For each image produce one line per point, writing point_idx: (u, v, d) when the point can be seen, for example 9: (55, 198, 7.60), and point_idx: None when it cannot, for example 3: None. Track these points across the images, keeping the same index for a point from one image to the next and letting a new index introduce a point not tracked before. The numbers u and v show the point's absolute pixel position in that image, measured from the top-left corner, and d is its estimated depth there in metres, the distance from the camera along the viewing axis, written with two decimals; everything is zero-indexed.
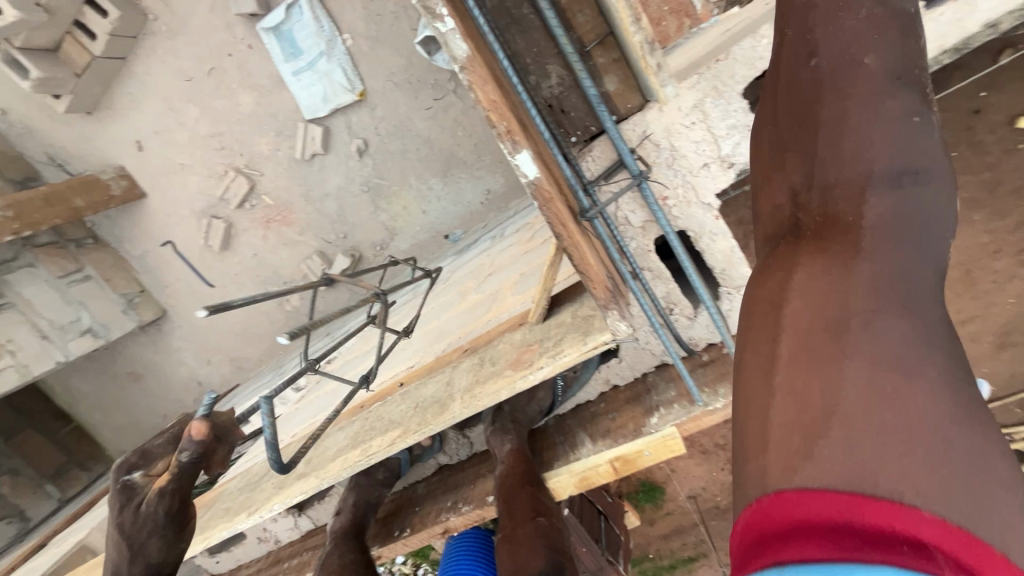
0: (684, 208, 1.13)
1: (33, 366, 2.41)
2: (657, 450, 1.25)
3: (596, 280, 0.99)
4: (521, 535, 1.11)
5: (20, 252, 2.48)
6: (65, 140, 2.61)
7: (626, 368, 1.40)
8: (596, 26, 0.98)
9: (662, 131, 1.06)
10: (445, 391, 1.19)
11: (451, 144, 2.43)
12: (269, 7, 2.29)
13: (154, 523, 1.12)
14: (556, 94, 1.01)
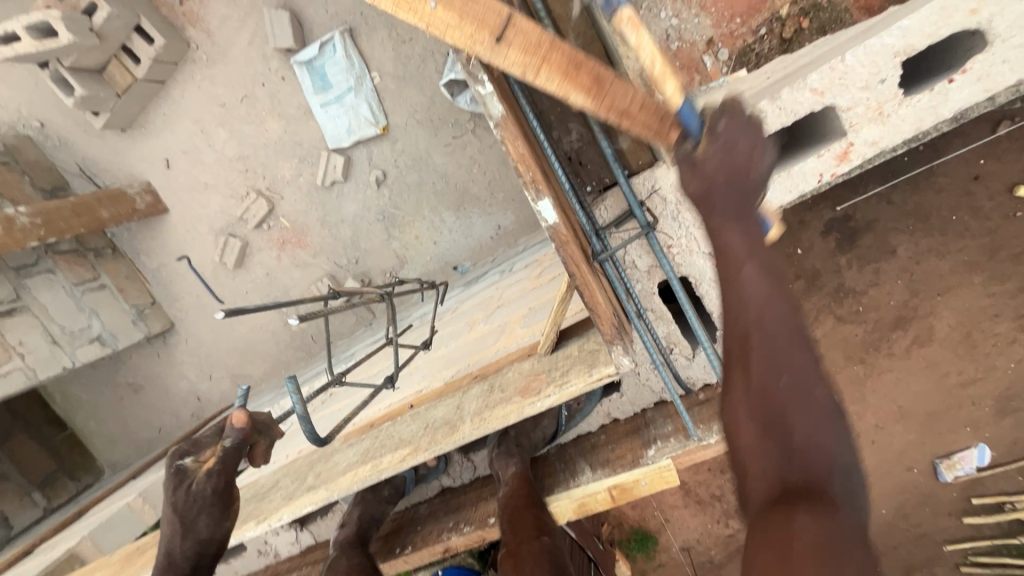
0: (687, 258, 1.17)
1: (39, 371, 2.41)
2: (653, 481, 1.24)
3: (603, 317, 1.02)
4: (526, 551, 1.17)
5: (41, 258, 2.52)
6: (97, 155, 2.73)
7: (627, 403, 1.44)
8: (613, 88, 1.12)
9: (669, 187, 1.10)
10: (454, 414, 1.20)
11: (466, 180, 2.53)
12: (305, 43, 2.44)
13: (202, 503, 1.13)
14: (575, 148, 1.13)
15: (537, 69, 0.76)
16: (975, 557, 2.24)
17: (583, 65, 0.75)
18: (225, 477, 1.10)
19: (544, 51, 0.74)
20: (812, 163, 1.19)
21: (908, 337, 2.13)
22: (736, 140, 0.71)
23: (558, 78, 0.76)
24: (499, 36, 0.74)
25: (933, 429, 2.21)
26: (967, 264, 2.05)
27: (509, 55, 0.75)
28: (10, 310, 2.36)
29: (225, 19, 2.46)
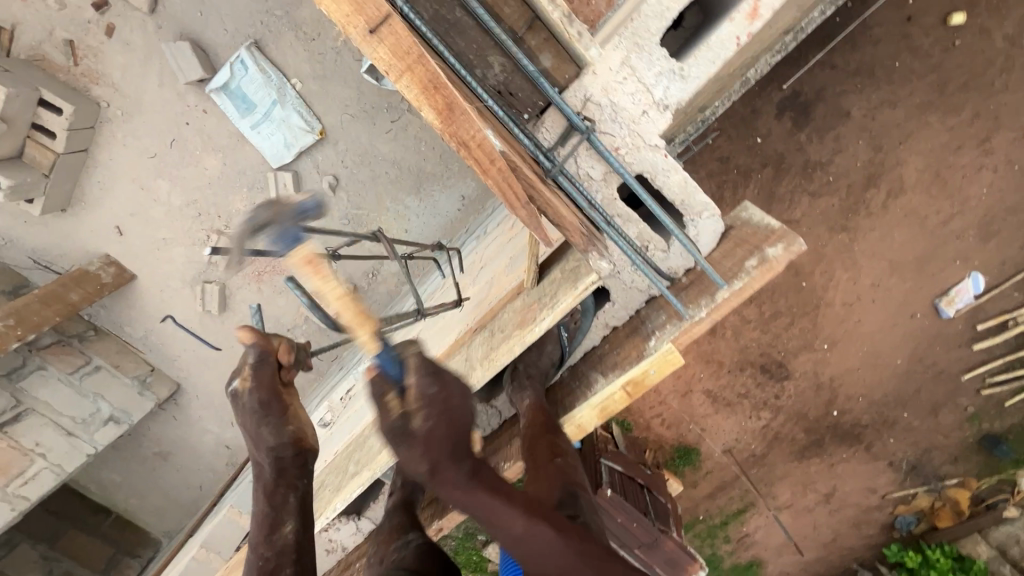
0: (636, 154, 1.19)
1: (65, 463, 2.52)
2: (659, 367, 1.32)
3: (572, 230, 1.05)
4: (540, 478, 1.26)
5: (27, 358, 2.53)
6: (46, 242, 2.66)
7: (620, 309, 1.49)
8: (522, 13, 1.08)
9: (599, 91, 1.13)
10: (465, 365, 1.39)
11: (418, 161, 2.50)
12: (214, 69, 2.36)
13: (258, 415, 1.13)
14: (502, 80, 1.10)
15: (400, 72, 0.94)
16: (991, 378, 2.61)
17: (439, 89, 0.94)
18: (268, 383, 1.13)
19: (412, 60, 0.93)
20: (728, 27, 1.10)
21: (881, 192, 2.43)
22: (448, 409, 0.89)
23: (416, 87, 0.94)
24: (370, 31, 0.92)
25: (927, 272, 2.51)
26: (921, 106, 2.34)
27: (379, 50, 0.93)
28: (17, 415, 2.44)
29: (126, 66, 2.38)
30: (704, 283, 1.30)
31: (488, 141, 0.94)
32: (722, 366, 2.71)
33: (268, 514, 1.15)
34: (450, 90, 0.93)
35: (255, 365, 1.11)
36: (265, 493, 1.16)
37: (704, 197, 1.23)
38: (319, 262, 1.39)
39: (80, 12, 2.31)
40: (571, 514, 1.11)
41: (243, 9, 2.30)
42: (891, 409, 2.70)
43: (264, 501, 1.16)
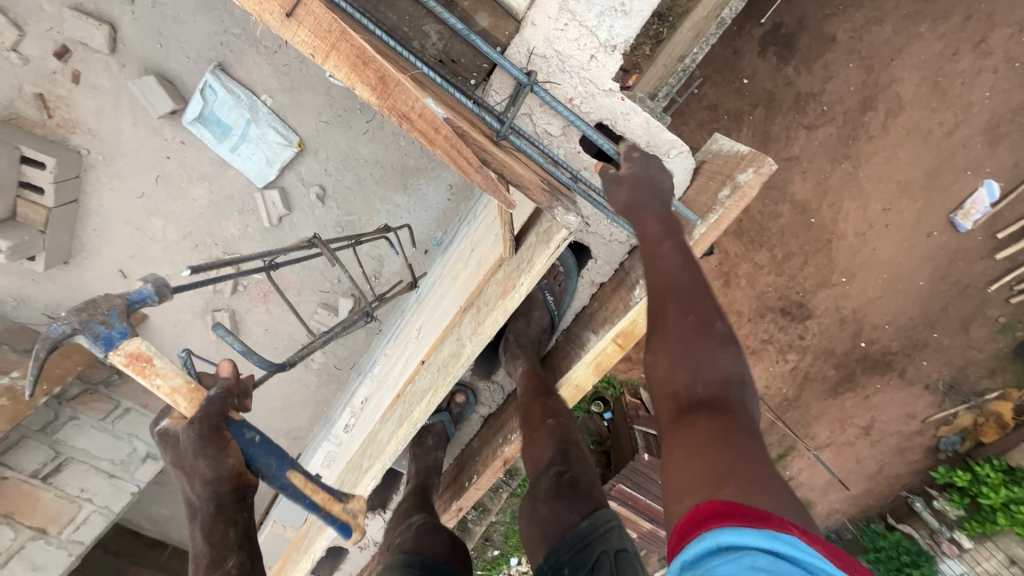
0: (591, 102, 1.17)
1: (112, 504, 2.52)
2: (648, 314, 1.28)
3: (533, 187, 1.03)
4: (536, 438, 1.36)
5: (59, 410, 2.63)
6: (56, 296, 2.71)
7: (604, 264, 1.47)
8: None
9: (542, 42, 1.11)
10: (457, 345, 1.36)
11: (401, 158, 2.49)
12: (186, 99, 2.36)
13: (193, 447, 1.04)
14: (442, 48, 1.10)
15: (326, 52, 0.92)
16: (1019, 285, 2.53)
17: (368, 63, 0.91)
18: (214, 416, 1.04)
19: (335, 38, 0.91)
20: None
21: (880, 113, 2.35)
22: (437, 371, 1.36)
23: (345, 66, 0.92)
24: (286, 12, 0.89)
25: (939, 188, 2.43)
26: (908, 17, 2.25)
27: (299, 32, 0.91)
28: (60, 464, 2.48)
29: (98, 110, 2.39)
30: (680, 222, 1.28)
31: (428, 109, 0.92)
32: (741, 316, 2.67)
33: (208, 554, 1.12)
34: (379, 62, 0.90)
35: (208, 399, 1.04)
36: (204, 531, 1.13)
37: (669, 134, 1.19)
38: (150, 361, 1.04)
39: (45, 64, 2.32)
40: (558, 472, 1.30)
41: (203, 33, 2.29)
42: (920, 331, 2.65)
43: (203, 541, 1.13)
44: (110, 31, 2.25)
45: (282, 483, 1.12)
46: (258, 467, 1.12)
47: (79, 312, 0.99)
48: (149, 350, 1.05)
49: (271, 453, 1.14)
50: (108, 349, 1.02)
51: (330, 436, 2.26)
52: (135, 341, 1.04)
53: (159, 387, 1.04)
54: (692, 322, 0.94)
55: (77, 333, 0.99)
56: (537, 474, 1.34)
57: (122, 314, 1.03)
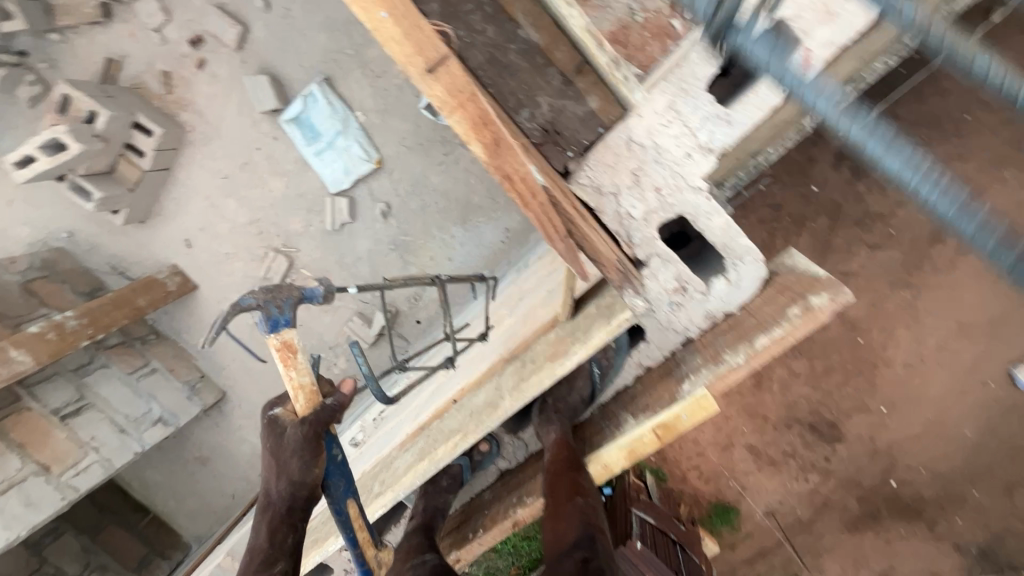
0: (677, 195, 1.18)
1: (114, 459, 2.57)
2: (691, 412, 1.29)
3: (608, 264, 1.21)
4: (562, 512, 1.31)
5: (94, 355, 2.76)
6: (125, 250, 2.90)
7: (655, 349, 1.50)
8: (573, 58, 1.15)
9: (643, 132, 1.13)
10: (495, 394, 1.39)
11: (466, 193, 2.59)
12: (289, 101, 2.56)
13: (293, 447, 1.15)
14: (550, 118, 1.15)
15: (454, 109, 1.01)
16: None
17: (489, 126, 1.00)
18: (321, 425, 1.16)
19: (465, 99, 0.99)
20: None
21: (950, 249, 2.27)
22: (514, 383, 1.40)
23: (468, 125, 1.02)
24: (428, 70, 0.99)
25: (1004, 338, 2.31)
26: (992, 161, 2.20)
27: (436, 89, 1.01)
28: (80, 408, 2.56)
29: (211, 95, 2.61)
30: (744, 328, 1.26)
31: (531, 178, 1.02)
32: (767, 421, 2.58)
33: (268, 551, 1.22)
34: (498, 128, 0.99)
35: (322, 405, 1.18)
36: (269, 528, 1.23)
37: (747, 241, 1.21)
38: (296, 354, 1.13)
39: (179, 47, 2.58)
40: (585, 556, 1.15)
41: (319, 47, 2.50)
42: (959, 485, 2.47)
43: (266, 536, 1.23)
44: (242, 31, 2.50)
45: (339, 508, 1.24)
46: (329, 484, 1.24)
47: (267, 292, 1.08)
48: (299, 344, 1.14)
49: (343, 476, 1.25)
50: (270, 330, 1.10)
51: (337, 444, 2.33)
52: (293, 332, 1.12)
53: (290, 379, 1.14)
54: None
55: (257, 308, 1.07)
56: (560, 555, 1.20)
57: (294, 304, 1.11)
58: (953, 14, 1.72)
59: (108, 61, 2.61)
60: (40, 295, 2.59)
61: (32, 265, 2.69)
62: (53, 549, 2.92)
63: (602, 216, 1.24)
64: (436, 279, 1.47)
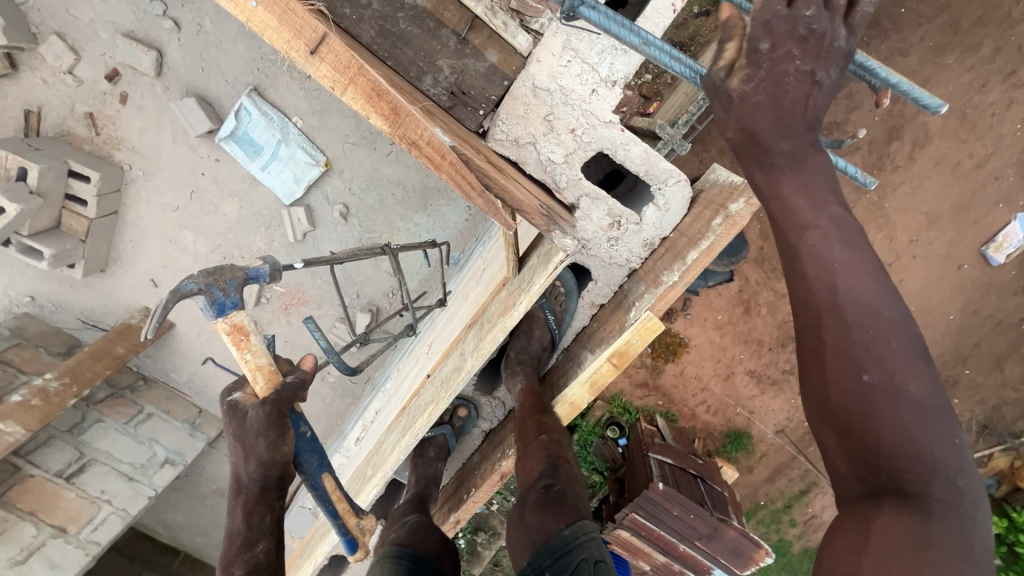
0: (592, 132, 1.21)
1: (130, 507, 2.57)
2: (641, 335, 1.30)
3: (531, 211, 1.13)
4: (530, 451, 1.43)
5: (85, 412, 2.72)
6: (91, 303, 2.85)
7: (604, 286, 1.49)
8: (461, 17, 1.12)
9: (546, 75, 1.15)
10: (459, 361, 1.41)
11: (422, 178, 2.57)
12: (222, 119, 2.49)
13: (257, 427, 1.17)
14: (454, 79, 1.16)
15: (345, 85, 1.00)
16: None
17: (382, 95, 0.98)
18: (285, 402, 1.18)
19: (352, 73, 0.98)
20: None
21: (907, 144, 2.28)
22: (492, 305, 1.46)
23: (361, 98, 1.00)
24: (311, 52, 0.98)
25: (967, 221, 2.38)
26: (935, 49, 2.15)
27: (322, 68, 0.99)
28: (83, 465, 2.56)
29: (141, 128, 2.54)
30: (677, 248, 1.30)
31: (436, 138, 0.98)
32: (762, 344, 2.65)
33: (245, 531, 1.23)
34: (394, 96, 0.98)
35: (283, 384, 1.18)
36: (244, 510, 1.22)
37: (667, 164, 1.23)
38: (248, 336, 1.14)
39: (96, 85, 2.48)
40: (547, 483, 1.35)
41: (242, 59, 2.42)
42: (950, 368, 2.58)
43: (241, 518, 1.23)
44: (157, 56, 2.41)
45: (315, 484, 1.27)
46: (302, 461, 1.26)
47: (208, 275, 1.06)
48: (250, 326, 1.14)
49: (313, 451, 1.28)
50: (217, 314, 1.09)
51: (341, 448, 2.33)
52: (242, 313, 1.12)
53: (247, 362, 1.15)
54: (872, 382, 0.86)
55: (200, 293, 1.06)
56: (528, 485, 1.39)
57: (239, 286, 1.10)
58: None
59: (27, 113, 2.51)
60: (15, 363, 2.55)
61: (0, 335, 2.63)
62: None
63: (526, 167, 1.25)
64: (389, 248, 1.49)
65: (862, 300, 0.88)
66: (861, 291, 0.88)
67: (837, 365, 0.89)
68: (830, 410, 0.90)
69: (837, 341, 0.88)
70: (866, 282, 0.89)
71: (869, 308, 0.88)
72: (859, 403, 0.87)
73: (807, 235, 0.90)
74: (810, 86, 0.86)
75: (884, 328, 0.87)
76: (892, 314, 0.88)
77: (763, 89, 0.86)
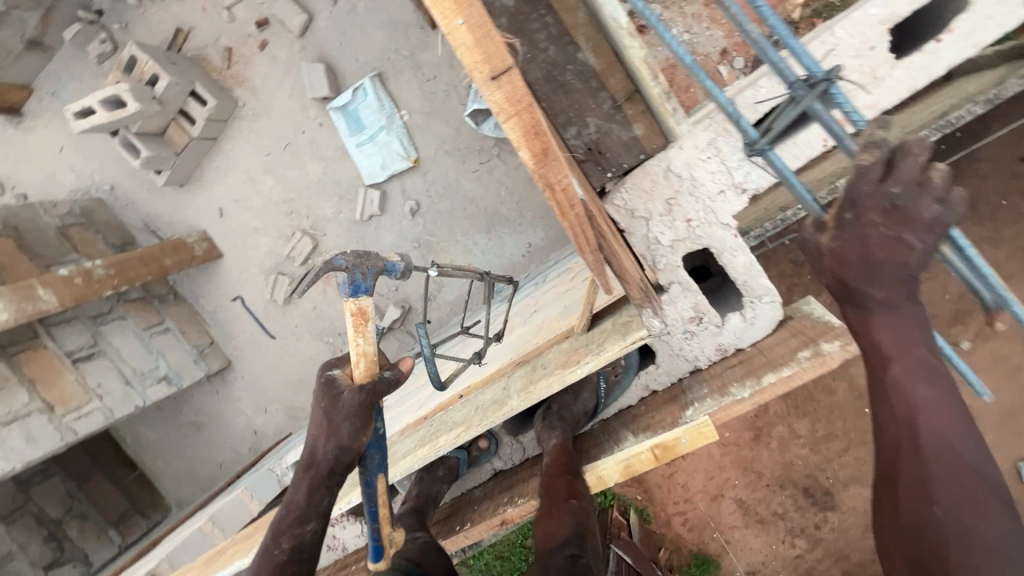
0: (707, 230, 1.26)
1: (116, 410, 2.62)
2: (692, 438, 1.28)
3: (634, 283, 1.25)
4: (557, 511, 1.33)
5: (114, 306, 2.82)
6: (160, 210, 3.00)
7: (663, 372, 1.53)
8: (623, 86, 1.20)
9: (682, 163, 1.20)
10: (502, 393, 1.43)
11: (495, 203, 2.64)
12: (340, 91, 2.64)
13: (347, 410, 1.15)
14: (594, 138, 1.20)
15: (510, 115, 1.00)
16: None
17: (539, 135, 1.01)
18: (376, 394, 1.17)
19: (521, 107, 0.99)
20: (817, 129, 1.16)
21: (971, 331, 2.19)
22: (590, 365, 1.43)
23: (520, 132, 1.01)
24: (491, 76, 0.97)
25: (1012, 430, 2.27)
26: None
27: (496, 94, 0.99)
28: (92, 353, 2.63)
29: (267, 75, 2.72)
30: (752, 365, 1.32)
31: (572, 189, 1.05)
32: (761, 477, 2.54)
33: (304, 508, 1.20)
34: (548, 137, 1.01)
35: (379, 376, 1.18)
36: (308, 487, 1.20)
37: (766, 282, 1.29)
38: (367, 321, 1.14)
39: (245, 27, 2.69)
40: (575, 553, 1.20)
41: (376, 45, 2.58)
42: None
43: (303, 493, 1.20)
44: (307, 20, 2.60)
45: (369, 481, 1.19)
46: (367, 455, 1.19)
47: (357, 256, 1.13)
48: (372, 313, 1.15)
49: (380, 449, 1.21)
50: (351, 294, 1.13)
51: None
52: (369, 299, 1.14)
53: (356, 345, 1.13)
54: (938, 514, 0.89)
55: (344, 269, 1.12)
56: (549, 549, 1.23)
57: (376, 274, 1.15)
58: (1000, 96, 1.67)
59: (177, 30, 2.73)
60: (74, 240, 2.69)
61: (72, 211, 2.79)
62: (39, 489, 2.97)
63: (631, 238, 1.29)
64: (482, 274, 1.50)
65: (942, 436, 0.92)
66: (941, 431, 0.92)
67: (909, 496, 0.92)
68: (909, 543, 0.91)
69: (913, 471, 0.93)
70: (947, 424, 0.93)
71: (942, 451, 0.92)
72: (931, 535, 0.89)
73: (891, 370, 0.95)
74: (900, 249, 0.87)
75: (959, 473, 0.90)
76: (973, 461, 0.91)
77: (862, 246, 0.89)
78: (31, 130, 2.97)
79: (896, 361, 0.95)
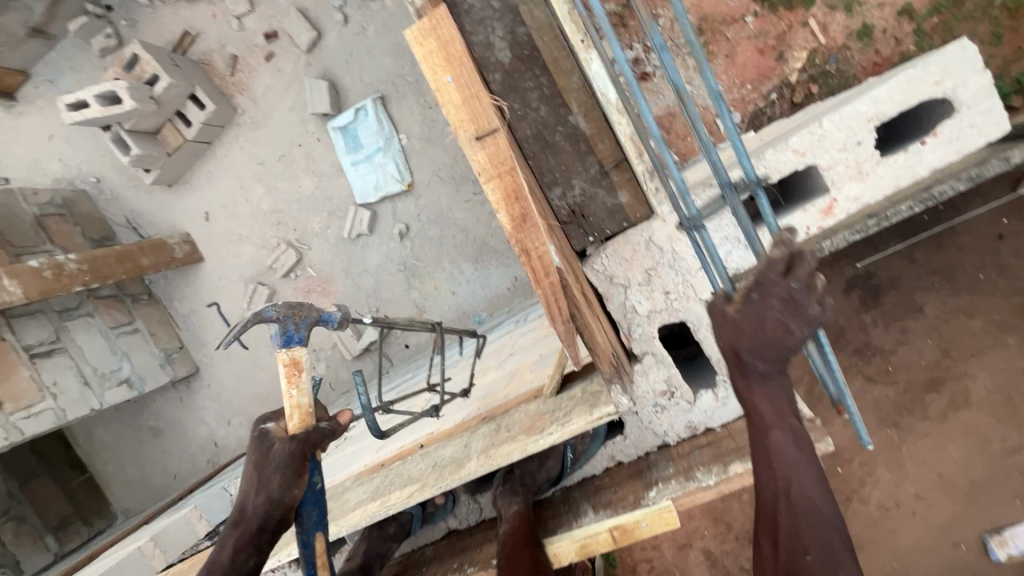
0: (684, 303, 1.28)
1: (69, 411, 2.49)
2: (652, 522, 1.27)
3: (603, 355, 1.22)
4: None
5: (83, 302, 2.71)
6: (145, 208, 2.95)
7: (630, 445, 1.53)
8: (614, 152, 1.21)
9: (665, 236, 1.23)
10: (462, 452, 1.38)
11: (486, 234, 2.64)
12: (342, 109, 2.66)
13: (278, 462, 1.14)
14: (579, 202, 1.24)
15: (491, 176, 1.08)
16: None
17: (519, 199, 1.07)
18: (309, 445, 1.16)
19: (503, 169, 1.07)
20: (800, 218, 1.32)
21: (943, 399, 2.21)
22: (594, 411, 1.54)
23: (501, 194, 1.08)
24: (477, 137, 1.08)
25: (978, 502, 2.23)
26: (998, 324, 2.15)
27: (479, 153, 1.08)
28: (53, 350, 2.51)
29: (270, 87, 2.72)
30: (720, 449, 1.33)
31: (547, 256, 1.09)
32: (729, 530, 2.50)
33: (228, 568, 1.19)
34: (528, 203, 1.07)
35: (313, 428, 1.16)
36: (235, 545, 1.19)
37: None
38: (301, 372, 1.13)
39: (253, 37, 2.70)
40: None
41: (382, 68, 2.60)
42: None
43: (230, 551, 1.19)
44: (316, 37, 2.62)
45: (306, 540, 1.20)
46: (302, 512, 1.20)
47: (289, 306, 1.11)
48: (307, 363, 1.14)
49: (317, 504, 1.21)
50: (282, 344, 1.11)
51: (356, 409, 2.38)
52: (303, 350, 1.13)
53: (289, 397, 1.13)
54: (804, 541, 1.03)
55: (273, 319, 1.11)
56: None
57: (310, 324, 1.13)
58: (985, 176, 1.65)
59: (184, 34, 2.74)
60: (50, 231, 2.62)
61: (53, 201, 2.72)
62: None
63: (608, 304, 1.31)
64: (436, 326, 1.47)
65: (803, 485, 1.05)
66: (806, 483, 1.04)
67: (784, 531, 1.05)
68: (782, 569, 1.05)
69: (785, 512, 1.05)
70: (816, 490, 1.04)
71: (810, 500, 1.04)
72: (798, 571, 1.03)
73: (770, 435, 1.05)
74: (788, 334, 0.96)
75: (826, 527, 1.03)
76: (827, 506, 1.04)
77: (752, 326, 0.97)
78: (23, 115, 2.93)
79: (776, 430, 1.05)
